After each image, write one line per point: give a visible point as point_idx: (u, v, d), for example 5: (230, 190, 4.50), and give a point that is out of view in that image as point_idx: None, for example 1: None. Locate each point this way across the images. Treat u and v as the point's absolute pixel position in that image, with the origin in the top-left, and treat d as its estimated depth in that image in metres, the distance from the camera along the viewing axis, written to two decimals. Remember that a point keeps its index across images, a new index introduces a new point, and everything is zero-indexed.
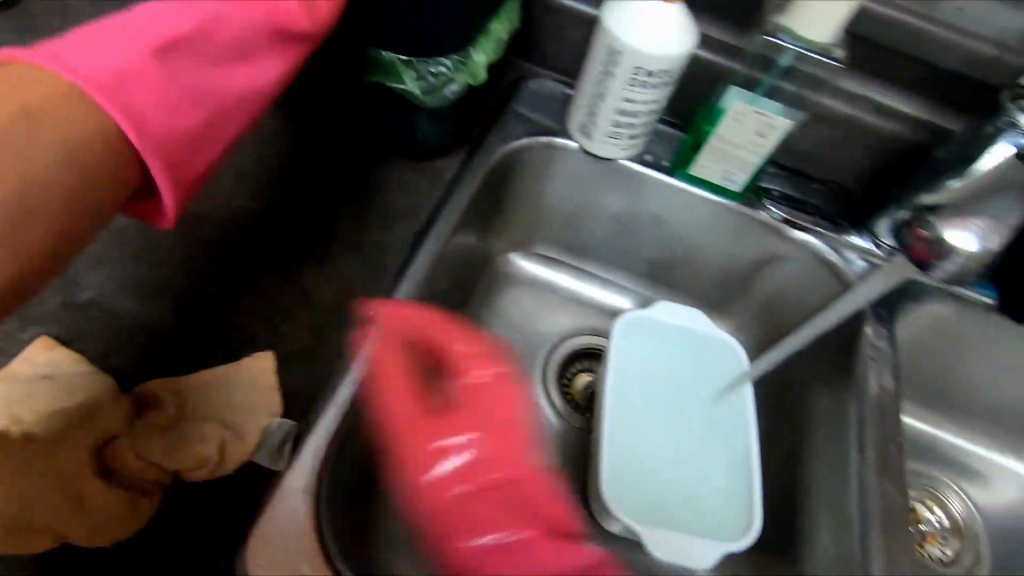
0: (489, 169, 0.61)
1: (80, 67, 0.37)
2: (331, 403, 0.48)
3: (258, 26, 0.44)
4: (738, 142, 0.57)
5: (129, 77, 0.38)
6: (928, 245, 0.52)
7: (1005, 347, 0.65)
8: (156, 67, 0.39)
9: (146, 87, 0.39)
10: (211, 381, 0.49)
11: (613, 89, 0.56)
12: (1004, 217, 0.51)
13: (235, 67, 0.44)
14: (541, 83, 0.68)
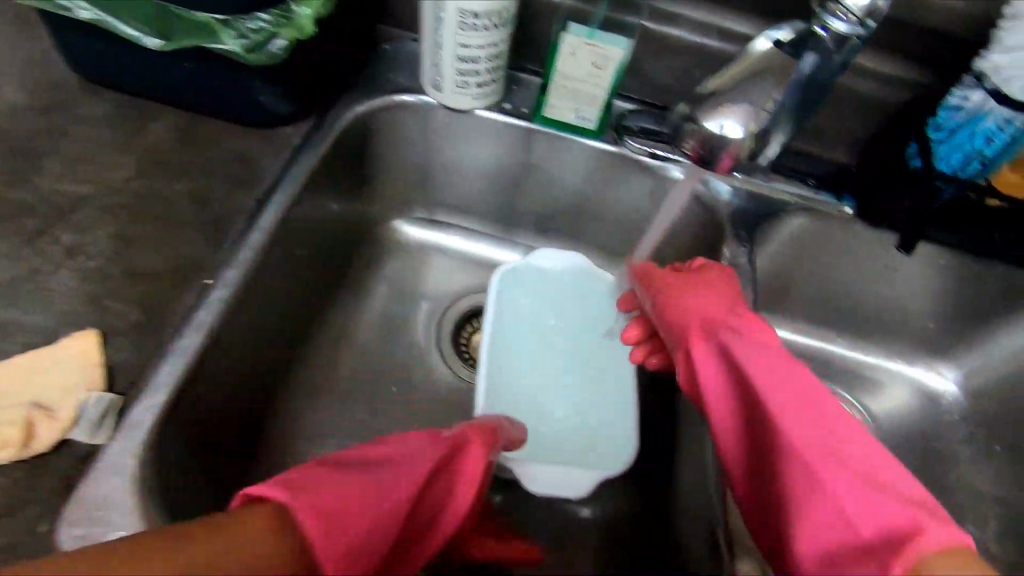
0: (341, 130, 0.59)
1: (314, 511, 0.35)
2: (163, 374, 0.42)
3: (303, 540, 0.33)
4: (580, 77, 0.58)
5: (352, 476, 0.37)
6: (702, 145, 0.55)
7: (867, 253, 0.67)
8: (328, 479, 0.36)
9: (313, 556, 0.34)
10: (31, 364, 0.42)
11: (447, 35, 0.55)
12: (764, 99, 0.51)
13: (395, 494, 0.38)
14: (395, 42, 0.66)
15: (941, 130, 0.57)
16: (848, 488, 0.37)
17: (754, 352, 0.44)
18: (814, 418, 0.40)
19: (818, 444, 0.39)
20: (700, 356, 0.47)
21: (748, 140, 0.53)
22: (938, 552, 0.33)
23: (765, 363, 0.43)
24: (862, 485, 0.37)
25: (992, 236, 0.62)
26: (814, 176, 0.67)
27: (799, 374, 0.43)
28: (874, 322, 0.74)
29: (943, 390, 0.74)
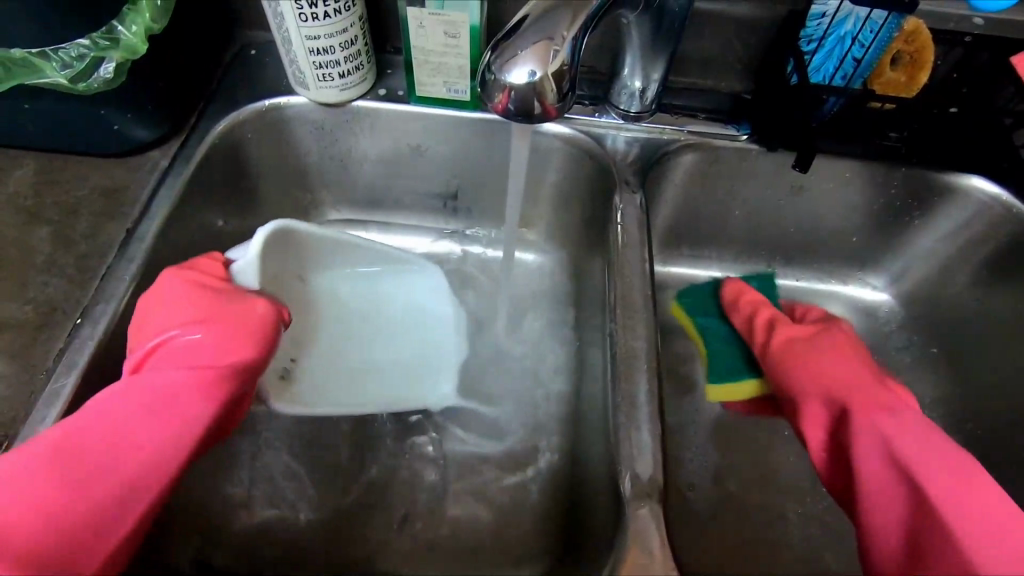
0: (210, 148, 0.58)
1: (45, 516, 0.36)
2: (37, 415, 0.42)
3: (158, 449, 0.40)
4: (438, 49, 0.56)
5: (92, 459, 0.39)
6: (513, 99, 0.36)
7: (770, 177, 0.66)
8: (96, 462, 0.39)
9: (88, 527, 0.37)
10: None
11: (291, 32, 0.54)
12: (558, 34, 0.34)
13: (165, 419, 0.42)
14: (262, 49, 0.65)
15: (810, 43, 0.57)
16: (961, 509, 0.43)
17: (912, 442, 0.47)
18: (966, 486, 0.44)
19: (914, 491, 0.45)
20: (818, 434, 0.51)
21: (545, 88, 0.35)
22: None
23: (936, 450, 0.46)
24: (976, 525, 0.42)
25: (889, 134, 0.63)
26: (705, 111, 0.66)
27: (953, 454, 0.46)
28: (798, 244, 0.73)
29: (878, 302, 0.73)
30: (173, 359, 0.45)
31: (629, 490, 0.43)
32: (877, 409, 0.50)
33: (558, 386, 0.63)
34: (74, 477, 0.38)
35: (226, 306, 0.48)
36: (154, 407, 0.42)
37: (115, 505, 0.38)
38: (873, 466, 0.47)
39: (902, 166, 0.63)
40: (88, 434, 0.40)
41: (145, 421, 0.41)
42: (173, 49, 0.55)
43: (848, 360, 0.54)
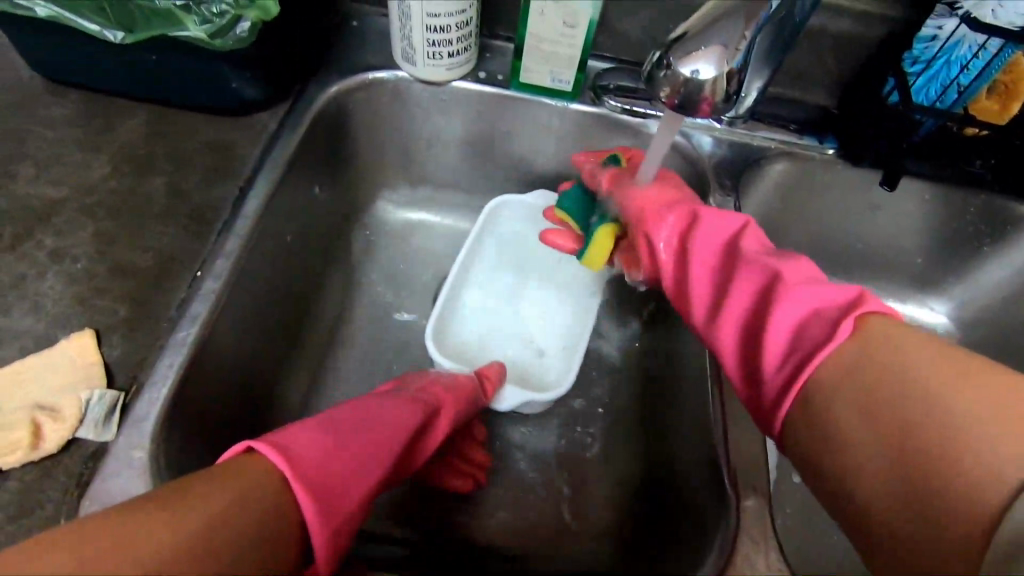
0: (315, 116, 0.59)
1: (309, 468, 0.39)
2: (164, 362, 0.43)
3: (385, 454, 0.44)
4: (552, 37, 0.57)
5: (345, 434, 0.43)
6: (683, 95, 0.37)
7: (852, 192, 0.67)
8: (344, 437, 0.42)
9: (335, 485, 0.40)
10: (23, 373, 0.42)
11: (413, 7, 0.54)
12: (738, 36, 0.36)
13: (390, 432, 0.46)
14: (364, 21, 0.65)
15: (916, 63, 0.58)
16: (805, 304, 0.44)
17: (741, 244, 0.50)
18: (782, 258, 0.48)
19: (761, 295, 0.46)
20: (664, 238, 0.53)
21: (716, 88, 0.36)
22: (878, 314, 0.41)
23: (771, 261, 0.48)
24: (804, 291, 0.44)
25: (974, 161, 0.65)
26: (796, 122, 0.67)
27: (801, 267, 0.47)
28: (862, 261, 0.75)
29: (935, 323, 0.75)
30: (419, 404, 0.50)
31: (730, 481, 0.45)
32: (710, 297, 0.50)
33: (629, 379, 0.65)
34: (347, 448, 0.42)
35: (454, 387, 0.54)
36: (387, 425, 0.46)
37: (352, 485, 0.41)
38: (704, 309, 0.50)
39: (983, 192, 0.64)
40: (364, 446, 0.43)
41: (380, 425, 0.46)
42: (293, 12, 0.55)
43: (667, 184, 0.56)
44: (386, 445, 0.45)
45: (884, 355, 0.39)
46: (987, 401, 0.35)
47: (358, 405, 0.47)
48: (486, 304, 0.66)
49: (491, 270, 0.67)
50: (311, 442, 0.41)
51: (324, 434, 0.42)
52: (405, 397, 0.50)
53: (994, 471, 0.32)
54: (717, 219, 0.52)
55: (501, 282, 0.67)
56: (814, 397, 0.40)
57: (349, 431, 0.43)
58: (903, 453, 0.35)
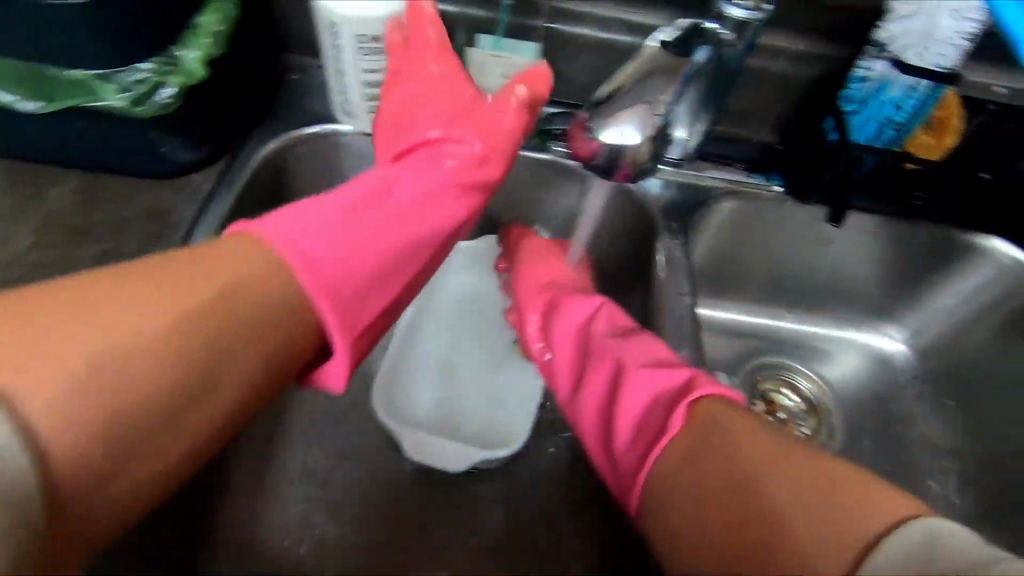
0: (253, 174, 0.57)
1: (324, 264, 0.46)
2: None
3: (399, 243, 0.51)
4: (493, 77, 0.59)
5: (369, 215, 0.51)
6: (603, 158, 0.37)
7: (801, 228, 0.68)
8: (369, 220, 0.50)
9: (355, 252, 0.48)
10: None
11: (347, 63, 0.53)
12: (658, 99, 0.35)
13: (433, 214, 0.54)
14: (306, 74, 0.64)
15: (851, 103, 0.59)
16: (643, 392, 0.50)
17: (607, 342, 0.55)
18: (627, 345, 0.54)
19: (612, 383, 0.53)
20: (553, 344, 0.59)
21: (639, 151, 0.36)
22: (709, 397, 0.46)
23: (632, 348, 0.53)
24: (644, 379, 0.50)
25: (915, 194, 0.64)
26: (743, 160, 0.67)
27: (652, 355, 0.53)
28: (819, 293, 0.75)
29: (894, 352, 0.75)
30: (456, 170, 0.55)
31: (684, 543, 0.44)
32: (572, 375, 0.57)
33: None
34: (367, 220, 0.50)
35: (473, 112, 0.55)
36: (407, 204, 0.53)
37: (366, 258, 0.49)
38: (568, 390, 0.56)
39: (926, 225, 0.65)
40: (358, 249, 0.48)
41: (415, 209, 0.53)
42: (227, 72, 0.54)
43: (548, 266, 0.64)
44: (387, 242, 0.50)
45: (720, 444, 0.42)
46: (825, 496, 0.37)
47: (325, 208, 0.49)
48: (436, 360, 0.64)
49: (439, 325, 0.66)
50: (313, 212, 0.48)
51: (325, 231, 0.47)
52: (421, 154, 0.56)
53: (823, 554, 0.35)
54: (578, 305, 0.59)
55: (451, 335, 0.65)
56: (652, 485, 0.45)
57: (346, 241, 0.48)
58: (739, 529, 0.39)
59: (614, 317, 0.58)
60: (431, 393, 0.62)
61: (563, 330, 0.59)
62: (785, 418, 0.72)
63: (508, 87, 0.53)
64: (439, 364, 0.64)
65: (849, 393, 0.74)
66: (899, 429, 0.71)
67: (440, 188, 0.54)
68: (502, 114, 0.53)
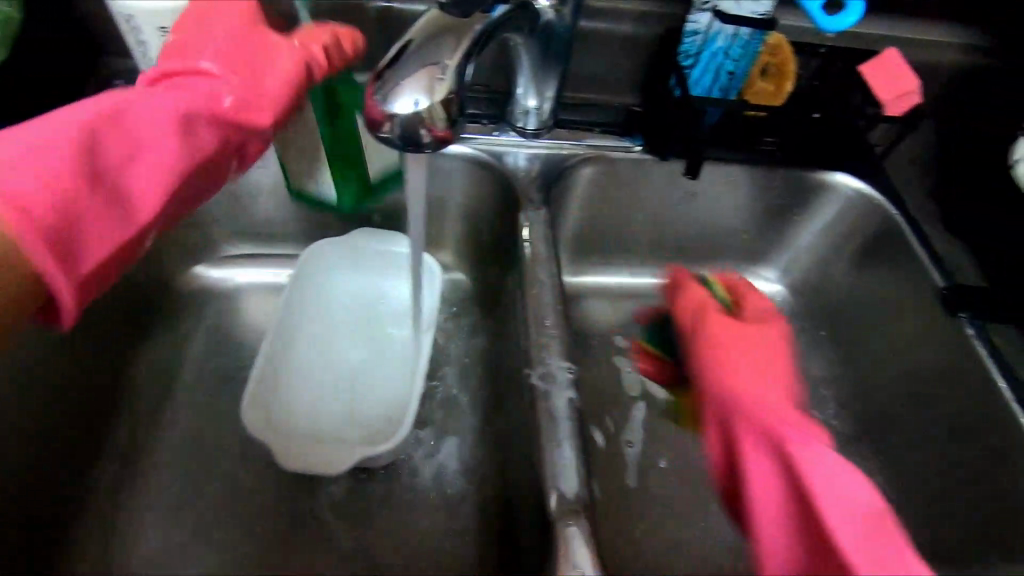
0: None
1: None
2: None
3: (169, 135, 0.44)
4: (299, 130, 0.58)
5: (110, 134, 0.42)
6: (399, 129, 0.36)
7: (665, 185, 0.69)
8: (96, 119, 0.41)
9: (28, 160, 0.37)
10: None
11: (158, 59, 0.51)
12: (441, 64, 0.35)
13: (160, 145, 0.44)
14: (129, 78, 0.60)
15: (687, 57, 0.60)
16: (827, 472, 0.39)
17: (756, 400, 0.45)
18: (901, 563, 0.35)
19: (856, 513, 0.37)
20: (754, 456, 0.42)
21: (432, 115, 0.35)
22: None
23: (744, 385, 0.46)
24: None
25: (765, 139, 0.68)
26: (601, 124, 0.68)
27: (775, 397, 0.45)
28: (697, 246, 0.77)
29: (772, 292, 0.78)
30: (278, 83, 0.48)
31: (553, 505, 0.44)
32: (766, 438, 0.42)
33: (479, 407, 0.64)
34: (65, 129, 0.39)
35: (258, 54, 0.48)
36: (156, 115, 0.44)
37: (49, 162, 0.38)
38: (747, 415, 0.44)
39: (780, 168, 0.68)
40: (152, 180, 0.43)
41: (168, 131, 0.44)
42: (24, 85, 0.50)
43: (760, 342, 0.49)
44: (163, 179, 0.44)
45: None
46: None
47: (27, 139, 0.38)
48: (313, 367, 0.62)
49: (313, 330, 0.64)
50: (79, 113, 0.41)
51: (37, 164, 0.37)
52: (207, 69, 0.46)
53: None
54: (827, 461, 0.39)
55: (326, 339, 0.64)
56: None
57: (128, 154, 0.43)
58: None
59: (879, 530, 0.37)
60: (309, 402, 0.60)
61: (753, 418, 0.44)
62: None
63: (280, 40, 0.49)
64: (317, 370, 0.62)
65: None
66: None
67: (179, 116, 0.44)
68: (281, 67, 0.48)
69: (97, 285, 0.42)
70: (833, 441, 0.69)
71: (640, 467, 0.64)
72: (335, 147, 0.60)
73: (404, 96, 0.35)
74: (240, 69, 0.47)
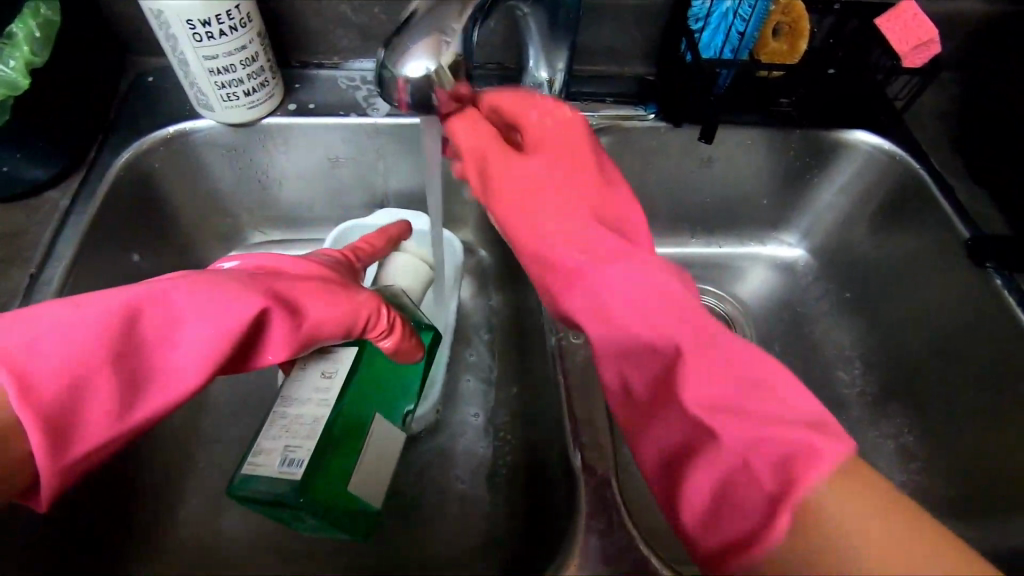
0: (116, 183, 0.56)
1: (68, 320, 0.38)
2: None
3: (205, 338, 0.40)
4: (290, 430, 0.45)
5: (164, 307, 0.41)
6: (413, 94, 0.38)
7: (681, 153, 0.70)
8: (173, 296, 0.41)
9: (84, 344, 0.37)
10: None
11: (186, 53, 0.52)
12: (449, 27, 0.37)
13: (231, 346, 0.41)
14: (161, 75, 0.63)
15: (698, 21, 0.61)
16: (637, 286, 0.42)
17: (536, 225, 0.46)
18: (710, 341, 0.39)
19: (655, 294, 0.41)
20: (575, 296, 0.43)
21: (441, 80, 0.38)
22: (843, 472, 0.32)
23: (514, 208, 0.46)
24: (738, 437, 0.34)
25: (779, 100, 0.68)
26: (614, 95, 0.68)
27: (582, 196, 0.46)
28: (716, 213, 0.77)
29: (794, 257, 0.78)
30: (331, 310, 0.47)
31: (579, 463, 0.46)
32: (609, 324, 0.42)
33: (505, 378, 0.66)
34: (140, 317, 0.40)
35: (337, 287, 0.49)
36: (220, 287, 0.43)
37: (92, 356, 0.37)
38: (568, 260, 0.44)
39: (797, 129, 0.67)
40: (183, 373, 0.40)
41: (207, 308, 0.41)
42: (63, 83, 0.53)
43: (534, 159, 0.47)
44: (204, 364, 0.40)
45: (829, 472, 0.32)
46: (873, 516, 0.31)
47: (89, 316, 0.38)
48: None
49: None
50: (154, 299, 0.41)
51: (94, 329, 0.38)
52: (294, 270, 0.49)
53: None
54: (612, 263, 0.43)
55: None
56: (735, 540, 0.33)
57: (169, 330, 0.41)
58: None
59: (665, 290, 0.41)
60: None
61: (538, 247, 0.45)
62: None
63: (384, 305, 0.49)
64: None
65: (760, 303, 0.77)
66: (807, 328, 0.74)
67: (229, 333, 0.41)
68: (354, 299, 0.49)
69: (98, 460, 0.39)
70: (859, 401, 0.69)
71: None
72: (334, 449, 0.44)
73: (416, 61, 0.37)
74: (328, 298, 0.48)
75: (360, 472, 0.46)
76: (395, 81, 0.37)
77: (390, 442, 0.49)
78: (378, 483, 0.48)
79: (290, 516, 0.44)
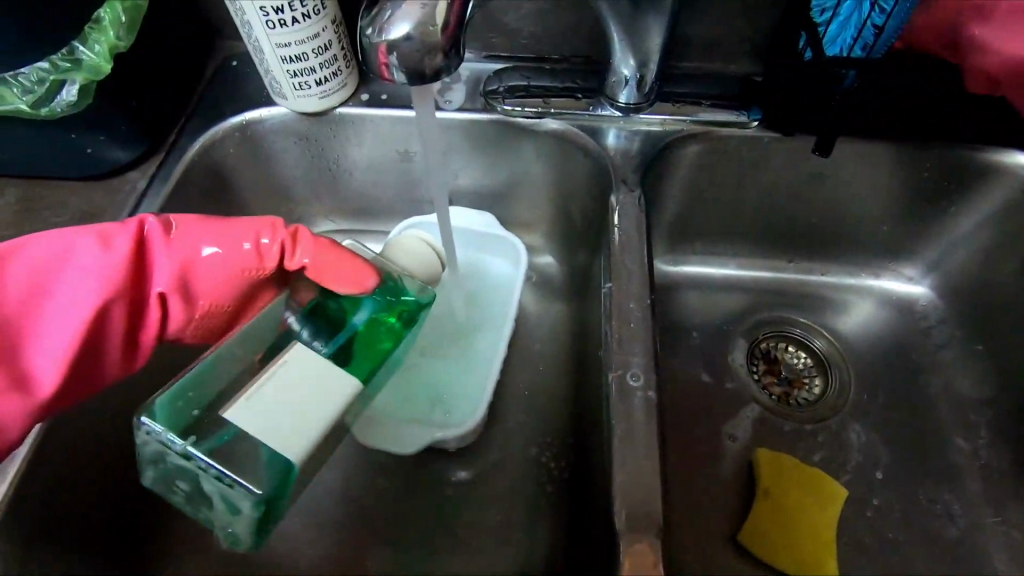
0: (189, 169, 0.57)
1: None
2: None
3: (79, 294, 0.42)
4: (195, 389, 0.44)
5: (28, 268, 0.41)
6: (398, 64, 0.35)
7: (786, 166, 0.60)
8: (28, 260, 0.42)
9: None
10: None
11: (260, 40, 0.51)
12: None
13: (100, 299, 0.42)
14: (244, 60, 0.63)
15: (823, 12, 0.52)
16: None
17: None
18: None
19: None
20: None
21: (427, 48, 0.35)
22: None
23: None
24: None
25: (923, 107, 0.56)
26: (712, 96, 0.60)
27: None
28: (823, 235, 0.67)
29: (914, 295, 0.67)
30: (215, 250, 0.46)
31: (623, 521, 0.40)
32: None
33: (559, 399, 0.62)
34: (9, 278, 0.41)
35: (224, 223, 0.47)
36: (70, 244, 0.43)
37: None
38: None
39: (937, 146, 0.57)
40: (62, 323, 0.41)
41: (71, 267, 0.42)
42: (145, 69, 0.54)
43: None
44: (81, 307, 0.41)
45: None
46: None
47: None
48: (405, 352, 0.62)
49: None
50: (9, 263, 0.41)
51: None
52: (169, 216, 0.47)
53: None
54: None
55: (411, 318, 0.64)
56: None
57: (37, 292, 0.41)
58: None
59: None
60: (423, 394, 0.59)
61: None
62: (789, 378, 0.65)
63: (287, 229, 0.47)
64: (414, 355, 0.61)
65: (865, 344, 0.66)
66: (922, 381, 0.63)
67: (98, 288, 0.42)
68: (242, 231, 0.46)
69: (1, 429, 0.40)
70: (978, 475, 0.58)
71: (732, 479, 0.58)
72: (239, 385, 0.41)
73: (398, 26, 0.34)
74: (215, 231, 0.46)
75: (247, 396, 0.38)
76: (374, 46, 0.34)
77: (315, 370, 0.41)
78: (282, 411, 0.38)
79: (180, 485, 0.41)
